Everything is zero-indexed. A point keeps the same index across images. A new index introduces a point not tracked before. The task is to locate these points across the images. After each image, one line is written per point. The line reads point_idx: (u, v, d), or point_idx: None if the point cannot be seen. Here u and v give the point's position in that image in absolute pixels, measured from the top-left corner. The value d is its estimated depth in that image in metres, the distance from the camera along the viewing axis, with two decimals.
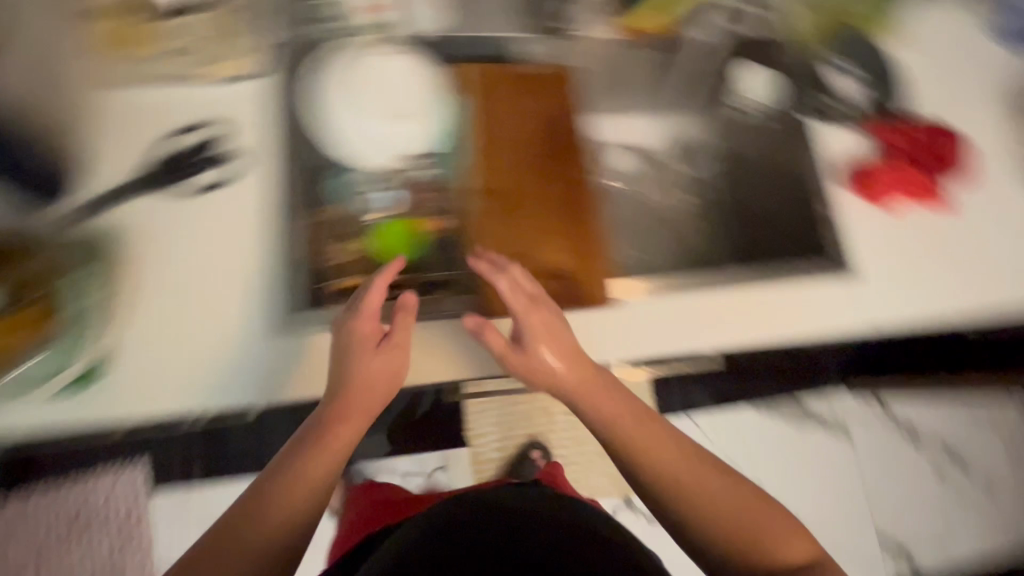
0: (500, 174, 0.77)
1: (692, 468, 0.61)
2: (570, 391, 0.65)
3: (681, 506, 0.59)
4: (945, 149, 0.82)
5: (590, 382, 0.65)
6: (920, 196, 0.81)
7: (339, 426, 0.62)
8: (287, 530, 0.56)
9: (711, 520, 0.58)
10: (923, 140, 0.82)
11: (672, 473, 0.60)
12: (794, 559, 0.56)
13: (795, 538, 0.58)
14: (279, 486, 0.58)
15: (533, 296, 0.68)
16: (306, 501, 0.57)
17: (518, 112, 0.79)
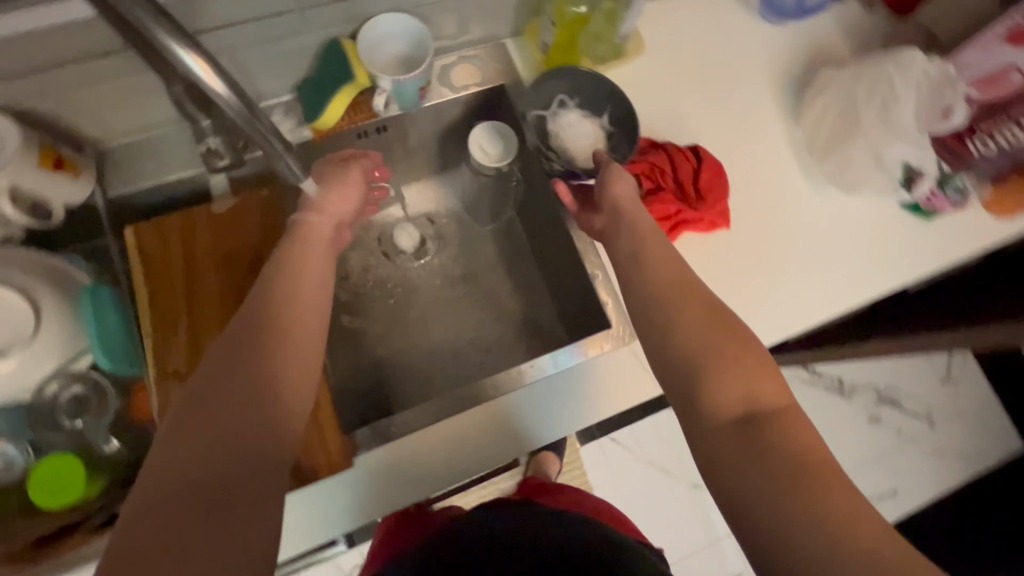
0: (177, 354, 0.62)
1: (738, 329, 0.52)
2: (663, 282, 0.56)
3: (685, 333, 0.52)
4: (713, 176, 0.72)
5: (683, 276, 0.56)
6: (702, 228, 0.73)
7: (310, 269, 0.55)
8: (285, 372, 0.46)
9: (703, 340, 0.51)
10: (689, 171, 0.72)
11: (720, 321, 0.52)
12: (732, 414, 0.47)
13: (768, 376, 0.48)
14: (258, 354, 0.46)
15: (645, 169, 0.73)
16: (289, 389, 0.46)
17: (201, 274, 0.66)
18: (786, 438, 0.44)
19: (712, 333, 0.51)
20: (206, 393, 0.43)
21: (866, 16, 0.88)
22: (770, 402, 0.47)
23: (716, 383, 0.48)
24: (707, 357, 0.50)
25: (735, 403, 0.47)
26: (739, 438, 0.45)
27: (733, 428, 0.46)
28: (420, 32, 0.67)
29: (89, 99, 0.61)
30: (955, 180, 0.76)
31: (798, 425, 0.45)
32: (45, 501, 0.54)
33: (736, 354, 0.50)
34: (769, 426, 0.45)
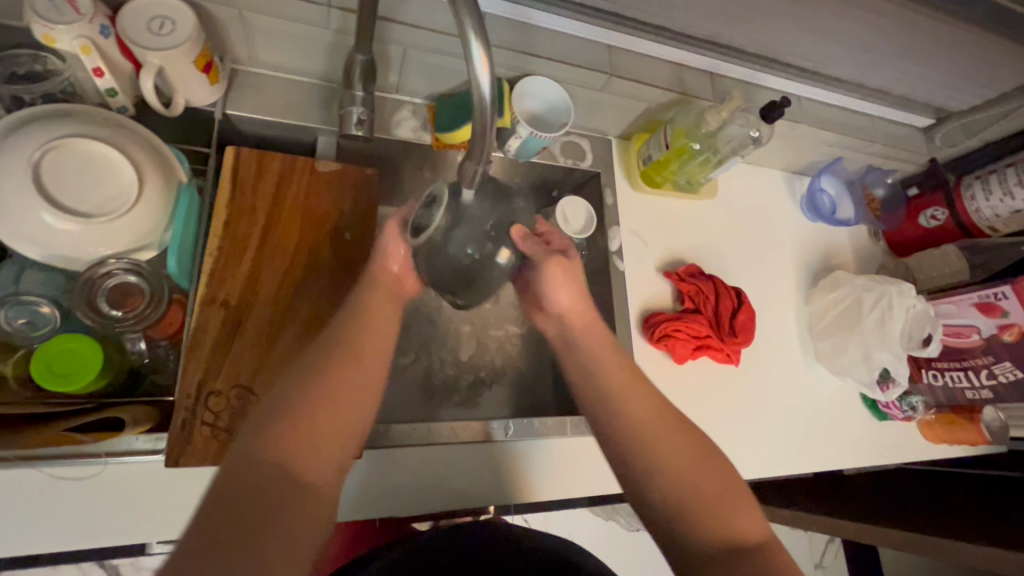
0: (231, 282, 0.60)
1: (715, 461, 0.57)
2: (647, 430, 0.58)
3: (660, 472, 0.56)
4: (746, 319, 0.83)
5: (660, 424, 0.58)
6: (719, 358, 0.82)
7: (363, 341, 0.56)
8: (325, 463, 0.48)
9: (691, 486, 0.55)
10: (728, 307, 0.83)
11: (703, 470, 0.56)
12: (725, 539, 0.52)
13: (747, 510, 0.54)
14: (299, 432, 0.47)
15: (699, 289, 0.84)
16: (321, 466, 0.48)
17: (281, 219, 0.65)
18: (773, 571, 0.50)
19: (684, 471, 0.56)
20: (255, 471, 0.44)
21: (871, 241, 1.08)
22: (746, 535, 0.53)
23: (719, 527, 0.53)
24: (681, 494, 0.55)
25: (721, 535, 0.53)
26: (724, 566, 0.51)
27: (725, 561, 0.51)
28: (564, 101, 0.74)
29: (265, 27, 0.63)
30: (912, 399, 0.91)
31: (778, 556, 0.52)
32: (46, 382, 0.49)
33: (716, 488, 0.55)
34: (751, 558, 0.51)
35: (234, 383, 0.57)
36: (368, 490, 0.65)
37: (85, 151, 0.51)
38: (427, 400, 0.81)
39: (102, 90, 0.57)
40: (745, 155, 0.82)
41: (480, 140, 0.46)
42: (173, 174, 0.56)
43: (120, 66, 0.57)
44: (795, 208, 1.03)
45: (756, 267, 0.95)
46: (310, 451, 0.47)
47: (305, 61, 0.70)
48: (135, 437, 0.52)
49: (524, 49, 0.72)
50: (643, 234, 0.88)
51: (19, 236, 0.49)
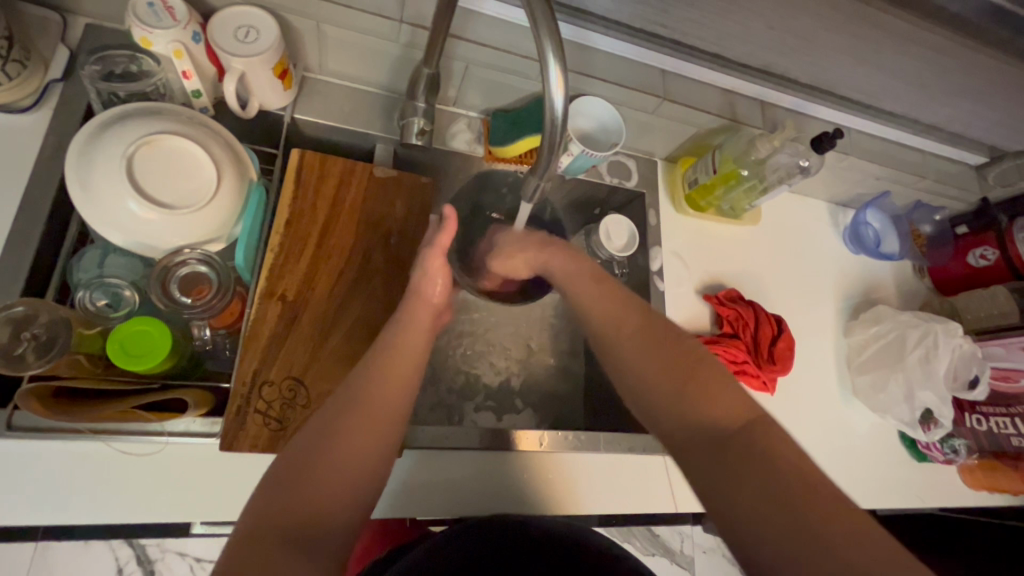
0: (290, 277, 0.63)
1: (689, 352, 0.53)
2: (621, 339, 0.56)
3: (636, 368, 0.54)
4: (785, 347, 0.82)
5: (623, 321, 0.57)
6: (755, 384, 0.82)
7: (399, 355, 0.53)
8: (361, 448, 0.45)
9: (667, 382, 0.51)
10: (768, 334, 0.82)
11: (675, 365, 0.52)
12: (722, 423, 0.47)
13: (729, 390, 0.49)
14: (342, 416, 0.46)
15: (738, 314, 0.83)
16: (353, 482, 0.43)
17: (339, 219, 0.68)
18: (754, 447, 0.44)
19: (662, 362, 0.53)
20: (305, 448, 0.43)
21: (915, 278, 1.06)
22: (733, 415, 0.47)
23: (706, 408, 0.48)
24: (656, 390, 0.51)
25: (698, 418, 0.48)
26: (716, 452, 0.45)
27: (705, 446, 0.46)
28: (616, 121, 0.76)
29: (339, 39, 0.67)
30: (955, 441, 0.89)
31: (769, 434, 0.45)
32: (121, 361, 0.52)
33: (693, 373, 0.51)
34: (746, 439, 0.45)
35: (287, 374, 0.59)
36: (403, 492, 0.66)
37: (173, 147, 0.54)
38: (461, 405, 0.82)
39: (188, 91, 0.61)
40: (793, 183, 0.82)
41: (545, 155, 0.47)
42: (245, 172, 0.59)
43: (206, 70, 0.61)
44: (837, 239, 1.02)
45: (795, 296, 0.94)
46: (348, 428, 0.45)
47: (371, 73, 0.73)
48: (193, 420, 0.54)
49: (580, 70, 0.74)
50: (683, 255, 0.88)
51: (107, 223, 0.52)
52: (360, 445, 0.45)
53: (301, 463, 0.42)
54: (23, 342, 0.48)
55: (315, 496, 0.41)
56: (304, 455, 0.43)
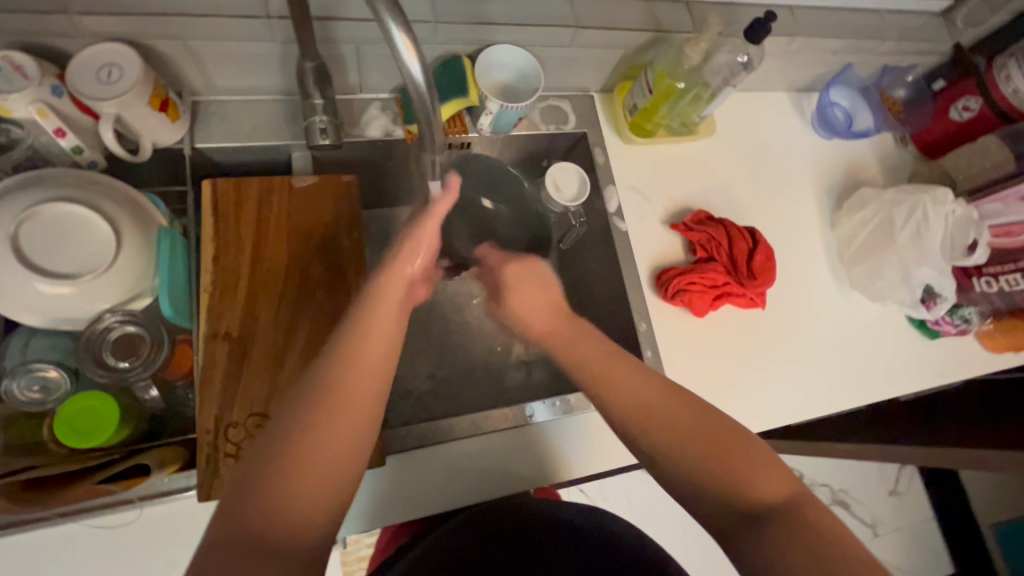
0: (231, 314, 0.61)
1: (719, 425, 0.51)
2: (642, 417, 0.52)
3: (660, 438, 0.51)
4: (764, 259, 0.78)
5: (649, 391, 0.54)
6: (742, 304, 0.78)
7: (372, 337, 0.50)
8: (339, 442, 0.45)
9: (694, 455, 0.49)
10: (743, 249, 0.78)
11: (706, 436, 0.50)
12: (768, 502, 0.46)
13: (769, 469, 0.48)
14: (314, 417, 0.45)
15: (709, 236, 0.79)
16: (329, 480, 0.44)
17: (269, 242, 0.65)
18: (800, 531, 0.44)
19: (682, 429, 0.51)
20: (275, 453, 0.44)
21: (897, 150, 0.99)
22: (773, 496, 0.47)
23: (751, 493, 0.47)
24: (682, 461, 0.49)
25: (744, 500, 0.47)
26: (756, 536, 0.45)
27: (744, 526, 0.46)
28: (531, 66, 0.71)
29: (213, 52, 0.62)
30: (965, 310, 0.84)
31: (811, 512, 0.46)
32: (69, 439, 0.51)
33: (721, 437, 0.50)
34: (789, 521, 0.45)
35: (251, 412, 0.58)
36: (405, 494, 0.65)
37: (61, 214, 0.52)
38: (451, 392, 0.81)
39: (68, 149, 0.58)
40: (737, 84, 0.76)
41: (429, 130, 0.44)
42: (151, 221, 0.57)
43: (81, 122, 0.57)
44: (806, 130, 0.95)
45: (771, 200, 0.89)
46: (325, 431, 0.45)
47: (262, 80, 0.69)
48: (166, 478, 0.54)
49: (477, 19, 0.68)
50: (643, 188, 0.83)
51: (20, 308, 0.51)
52: (340, 442, 0.45)
53: (274, 470, 0.43)
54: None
55: (288, 500, 0.42)
56: (274, 462, 0.43)
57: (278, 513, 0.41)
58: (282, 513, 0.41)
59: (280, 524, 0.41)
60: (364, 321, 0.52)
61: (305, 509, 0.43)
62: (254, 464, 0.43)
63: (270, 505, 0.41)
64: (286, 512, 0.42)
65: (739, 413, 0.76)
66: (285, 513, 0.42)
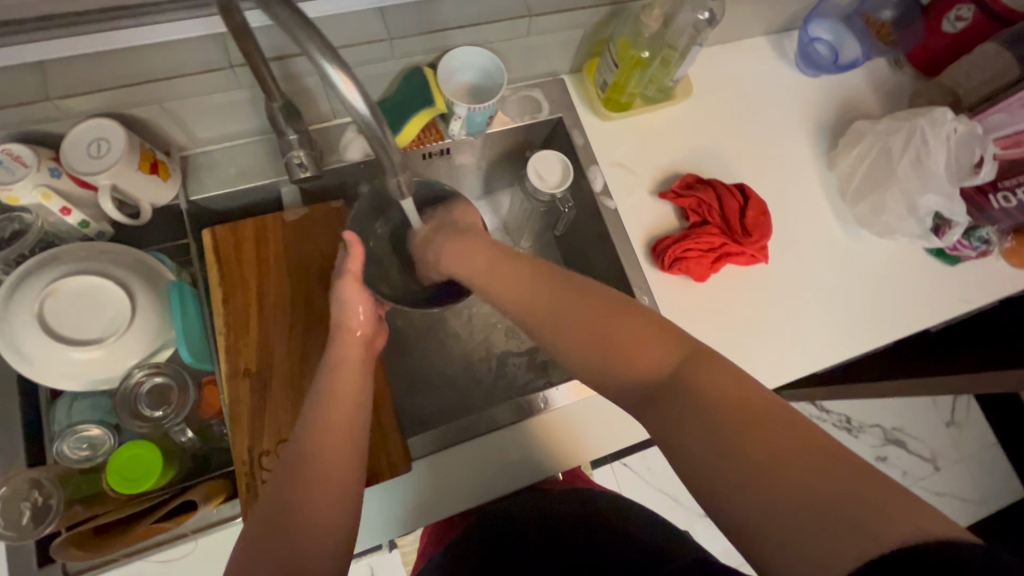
0: (247, 351, 0.65)
1: (610, 307, 0.50)
2: (545, 319, 0.52)
3: (553, 338, 0.52)
4: (758, 214, 0.78)
5: (529, 286, 0.54)
6: (742, 262, 0.78)
7: (338, 389, 0.54)
8: (329, 487, 0.49)
9: (584, 347, 0.50)
10: (735, 207, 0.78)
11: (596, 319, 0.50)
12: (661, 374, 0.46)
13: (653, 339, 0.48)
14: (299, 473, 0.49)
15: (700, 199, 0.78)
16: (328, 527, 0.47)
17: (271, 277, 0.68)
18: (691, 394, 0.44)
19: (575, 320, 0.51)
20: (275, 519, 0.47)
21: (892, 74, 0.95)
22: (662, 365, 0.47)
23: (643, 365, 0.47)
24: (579, 356, 0.50)
25: (640, 375, 0.47)
26: (650, 408, 0.46)
27: (641, 399, 0.47)
28: (493, 64, 0.72)
29: (189, 108, 0.66)
30: (983, 232, 0.80)
31: (699, 369, 0.45)
32: (121, 487, 0.56)
33: (614, 320, 0.49)
34: (679, 389, 0.45)
35: (279, 439, 0.62)
36: (438, 493, 0.68)
37: (78, 286, 0.56)
38: (470, 390, 0.84)
39: (75, 224, 0.62)
40: (704, 41, 0.74)
41: (385, 152, 0.47)
42: (159, 277, 0.61)
43: (82, 197, 0.62)
44: (791, 72, 0.92)
45: (762, 151, 0.87)
46: (313, 484, 0.48)
47: (241, 125, 0.72)
48: (213, 510, 0.58)
49: (432, 28, 0.68)
50: (627, 161, 0.83)
51: (59, 377, 0.56)
52: (330, 490, 0.49)
53: (275, 533, 0.46)
54: (24, 507, 0.53)
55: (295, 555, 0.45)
56: (275, 529, 0.46)
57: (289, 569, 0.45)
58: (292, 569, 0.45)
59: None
60: (330, 375, 0.56)
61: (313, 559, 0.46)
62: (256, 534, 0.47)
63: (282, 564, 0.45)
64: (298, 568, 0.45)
65: (756, 372, 0.76)
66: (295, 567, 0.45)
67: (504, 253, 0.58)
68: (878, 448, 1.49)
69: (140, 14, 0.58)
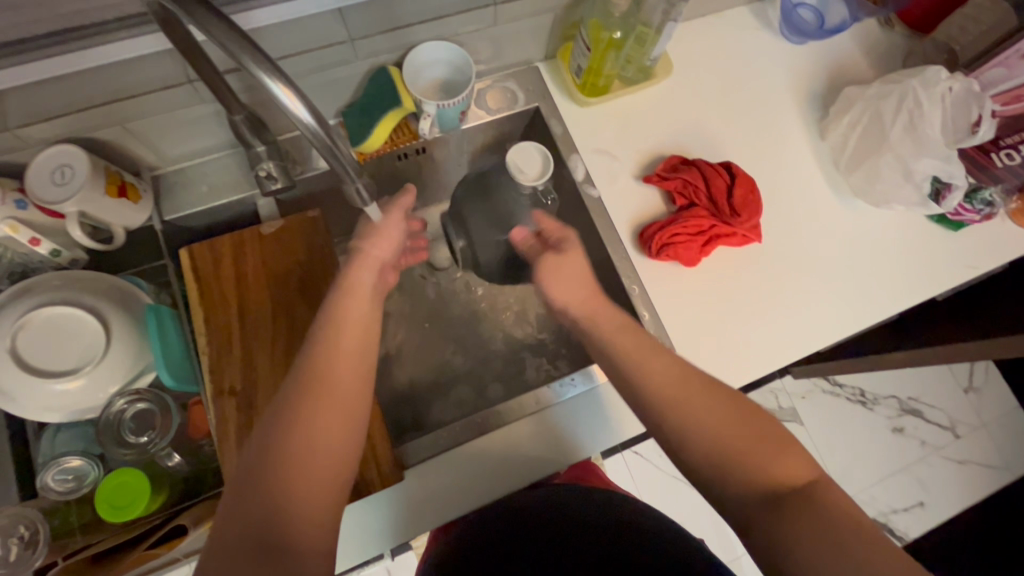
0: (231, 369, 0.64)
1: (749, 410, 0.53)
2: (674, 408, 0.52)
3: (695, 429, 0.51)
4: (746, 192, 0.76)
5: (678, 379, 0.54)
6: (734, 243, 0.75)
7: (347, 327, 0.55)
8: (331, 427, 0.49)
9: (722, 437, 0.51)
10: (722, 187, 0.75)
11: (743, 420, 0.51)
12: (779, 486, 0.48)
13: (794, 453, 0.50)
14: (303, 406, 0.49)
15: (686, 180, 0.76)
16: (324, 467, 0.48)
17: (252, 292, 0.67)
18: (817, 509, 0.46)
19: (719, 417, 0.52)
20: (273, 444, 0.48)
21: (883, 34, 0.90)
22: (795, 480, 0.49)
23: (770, 475, 0.49)
24: (705, 432, 0.51)
25: (764, 479, 0.49)
26: (772, 516, 0.47)
27: (764, 506, 0.47)
28: (464, 60, 0.71)
29: (152, 127, 0.64)
30: (986, 193, 0.76)
31: (826, 497, 0.48)
32: (110, 515, 0.55)
33: (753, 426, 0.51)
34: (809, 502, 0.47)
35: None
36: (436, 499, 0.67)
37: (51, 317, 0.55)
38: (465, 391, 0.83)
39: (47, 255, 0.62)
40: (679, 16, 0.69)
41: (340, 158, 0.45)
42: (136, 300, 0.60)
43: (52, 226, 0.61)
44: (775, 41, 0.88)
45: (750, 126, 0.84)
46: (317, 420, 0.49)
47: (209, 141, 0.71)
48: (205, 531, 0.57)
49: (393, 26, 0.66)
50: (610, 147, 0.81)
51: (38, 411, 0.55)
52: (330, 429, 0.49)
53: (274, 458, 0.47)
54: (11, 543, 0.52)
55: (289, 485, 0.46)
56: (272, 453, 0.47)
57: (282, 499, 0.46)
58: (283, 499, 0.46)
59: (285, 508, 0.45)
60: (344, 308, 0.56)
61: (305, 497, 0.47)
62: (254, 457, 0.48)
63: (273, 495, 0.46)
64: (288, 499, 0.46)
65: (754, 355, 0.73)
66: (283, 499, 0.46)
67: (649, 342, 0.58)
68: (894, 419, 1.46)
69: (94, 36, 0.54)
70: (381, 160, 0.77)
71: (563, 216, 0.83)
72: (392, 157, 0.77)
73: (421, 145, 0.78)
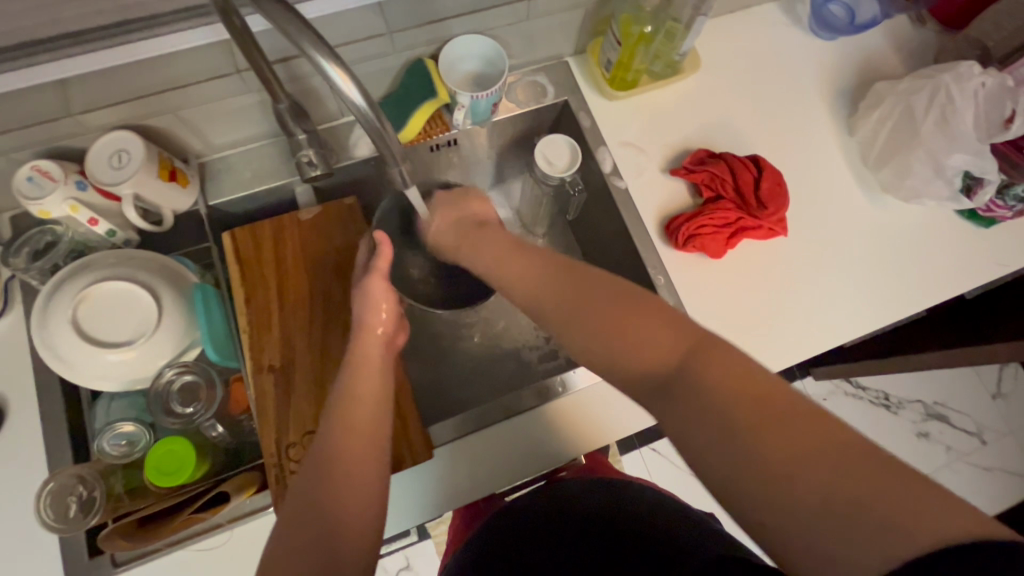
0: (270, 348, 0.67)
1: (620, 294, 0.50)
2: (555, 309, 0.52)
3: (569, 329, 0.50)
4: (773, 185, 0.76)
5: (544, 276, 0.54)
6: (759, 236, 0.76)
7: (361, 391, 0.54)
8: (357, 490, 0.48)
9: (590, 327, 0.49)
10: (749, 180, 0.76)
11: (611, 303, 0.49)
12: (664, 361, 0.44)
13: (662, 323, 0.46)
14: (325, 469, 0.48)
15: (713, 173, 0.77)
16: (355, 528, 0.46)
17: (291, 276, 0.70)
18: (703, 380, 0.41)
19: (584, 305, 0.50)
20: (295, 515, 0.46)
21: (914, 30, 0.90)
22: (671, 350, 0.44)
23: (646, 352, 0.45)
24: (581, 334, 0.49)
25: (646, 360, 0.45)
26: (663, 399, 0.43)
27: (656, 392, 0.44)
28: (495, 51, 0.72)
29: (202, 115, 0.68)
30: (1020, 190, 0.73)
31: (707, 357, 0.42)
32: (158, 480, 0.58)
33: (619, 304, 0.49)
34: (687, 372, 0.42)
35: (305, 432, 0.64)
36: (462, 479, 0.70)
37: (108, 291, 0.59)
38: (490, 377, 0.85)
39: (104, 234, 0.65)
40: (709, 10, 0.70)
41: (386, 143, 0.48)
42: (181, 278, 0.63)
43: (108, 207, 0.65)
44: (804, 37, 0.89)
45: (778, 120, 0.84)
46: (340, 483, 0.48)
47: (253, 130, 0.74)
48: (248, 500, 0.61)
49: (430, 19, 0.68)
50: (638, 140, 0.82)
51: (95, 379, 0.59)
52: (356, 492, 0.48)
53: (298, 526, 0.45)
54: (71, 501, 0.56)
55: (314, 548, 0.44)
56: (295, 522, 0.45)
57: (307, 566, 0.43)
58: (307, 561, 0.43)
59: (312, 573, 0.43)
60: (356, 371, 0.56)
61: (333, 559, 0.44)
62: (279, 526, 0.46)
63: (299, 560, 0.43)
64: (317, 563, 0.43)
65: (779, 348, 0.74)
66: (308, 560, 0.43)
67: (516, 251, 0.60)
68: (918, 423, 1.44)
69: (155, 27, 0.58)
70: (414, 151, 0.79)
71: (590, 207, 0.85)
72: (425, 148, 0.79)
73: (454, 137, 0.80)
